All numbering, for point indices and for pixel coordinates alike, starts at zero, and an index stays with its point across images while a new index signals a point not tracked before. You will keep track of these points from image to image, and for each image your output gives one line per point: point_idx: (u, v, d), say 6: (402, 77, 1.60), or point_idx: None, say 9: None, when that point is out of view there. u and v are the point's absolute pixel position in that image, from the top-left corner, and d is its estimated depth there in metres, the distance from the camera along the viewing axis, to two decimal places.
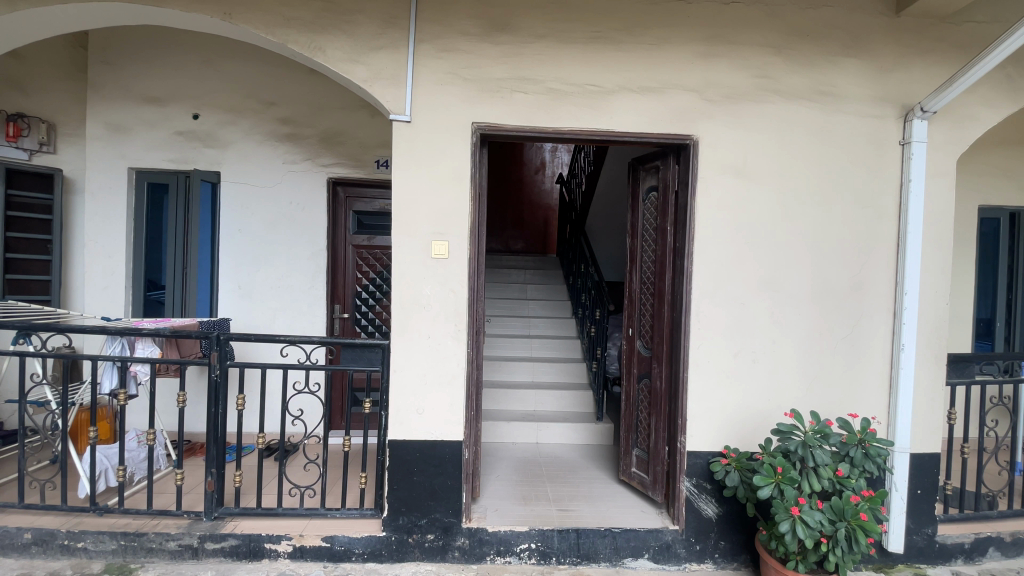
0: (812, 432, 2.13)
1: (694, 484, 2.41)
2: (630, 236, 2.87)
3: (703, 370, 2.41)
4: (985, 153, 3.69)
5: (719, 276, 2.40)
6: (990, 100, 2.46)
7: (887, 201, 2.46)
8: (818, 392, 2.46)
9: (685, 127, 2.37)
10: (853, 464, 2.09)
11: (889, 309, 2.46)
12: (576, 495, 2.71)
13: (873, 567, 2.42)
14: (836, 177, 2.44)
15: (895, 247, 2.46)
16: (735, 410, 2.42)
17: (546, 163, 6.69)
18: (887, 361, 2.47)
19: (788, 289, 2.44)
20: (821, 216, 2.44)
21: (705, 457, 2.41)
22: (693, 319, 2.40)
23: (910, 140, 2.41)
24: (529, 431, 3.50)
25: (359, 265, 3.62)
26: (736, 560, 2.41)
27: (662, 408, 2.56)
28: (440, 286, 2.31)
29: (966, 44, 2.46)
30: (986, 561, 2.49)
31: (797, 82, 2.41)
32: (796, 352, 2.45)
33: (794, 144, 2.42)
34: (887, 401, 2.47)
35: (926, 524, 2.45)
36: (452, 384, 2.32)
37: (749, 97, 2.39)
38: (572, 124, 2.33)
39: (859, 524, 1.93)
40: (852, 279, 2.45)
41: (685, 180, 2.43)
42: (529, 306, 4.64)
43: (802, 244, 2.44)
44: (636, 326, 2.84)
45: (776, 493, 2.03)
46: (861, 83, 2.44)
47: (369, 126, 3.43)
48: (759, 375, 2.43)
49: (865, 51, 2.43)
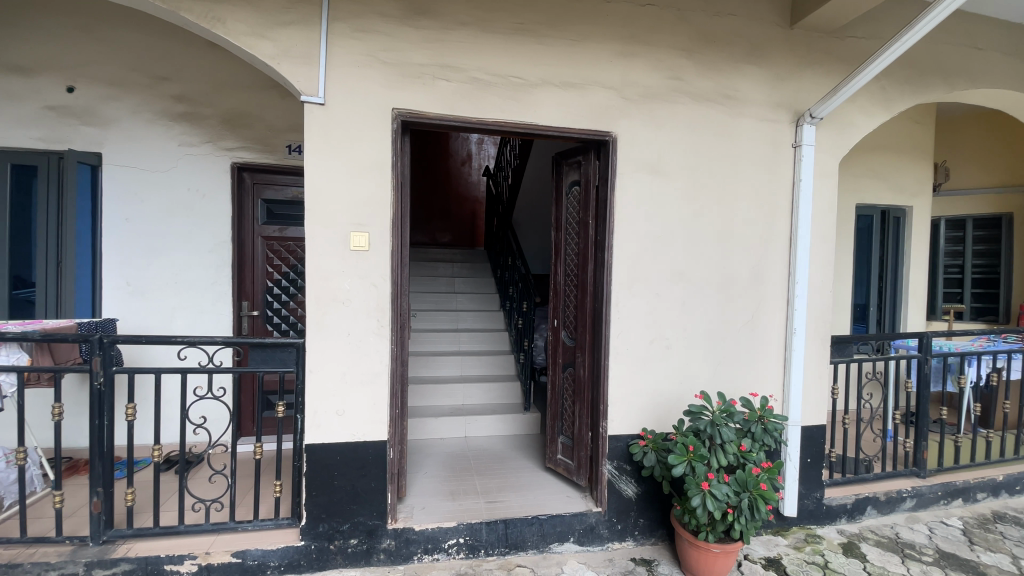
0: (719, 411, 2.30)
1: (615, 467, 2.52)
2: (554, 230, 2.91)
3: (622, 357, 2.50)
4: (860, 158, 4.19)
5: (637, 268, 2.51)
6: (865, 109, 2.77)
7: (780, 198, 2.70)
8: (724, 374, 2.66)
9: (604, 124, 2.44)
10: (754, 439, 2.29)
11: (783, 296, 2.71)
12: (504, 486, 2.72)
13: (771, 531, 2.69)
14: (739, 176, 2.64)
15: (787, 240, 2.71)
16: (651, 394, 2.55)
17: (472, 155, 6.63)
18: (782, 344, 2.73)
19: (697, 279, 2.60)
20: (726, 211, 2.63)
21: (625, 440, 2.52)
22: (613, 309, 2.49)
23: (800, 143, 2.65)
24: (457, 426, 3.46)
25: (270, 259, 3.37)
26: (653, 536, 2.57)
27: (585, 396, 2.64)
28: (360, 280, 2.20)
29: (846, 59, 2.76)
30: (865, 518, 2.84)
31: (705, 84, 2.56)
32: (704, 338, 2.63)
33: (704, 144, 2.58)
34: (782, 380, 2.73)
35: (815, 489, 2.75)
36: (374, 382, 2.23)
37: (663, 97, 2.50)
38: (495, 115, 2.31)
39: (760, 493, 2.11)
40: (752, 271, 2.67)
41: (605, 175, 2.51)
42: (455, 300, 4.60)
43: (710, 237, 2.61)
44: (561, 317, 2.90)
45: (688, 470, 2.17)
46: (760, 89, 2.64)
47: (279, 108, 3.19)
48: (673, 361, 2.58)
49: (763, 60, 2.64)
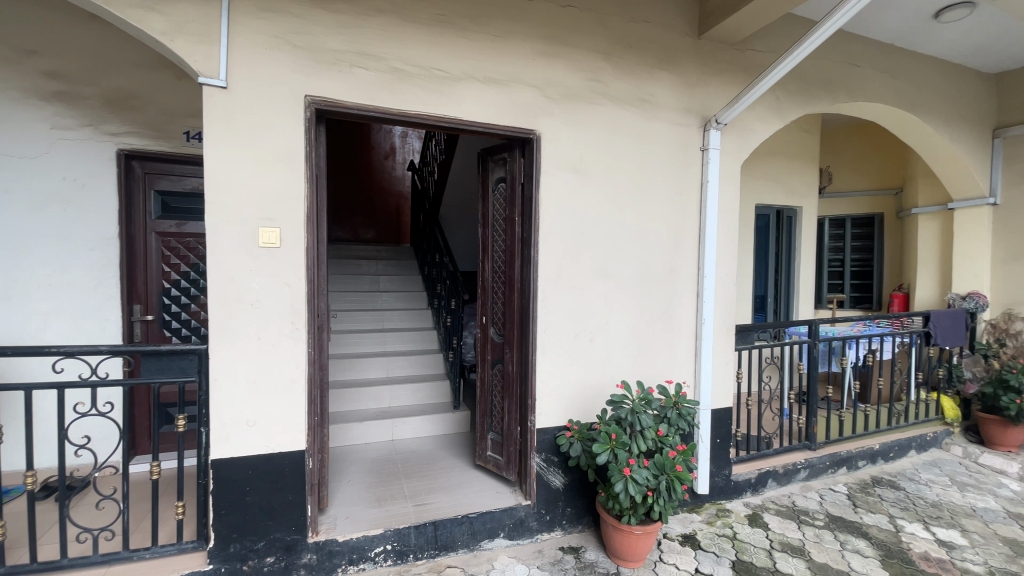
0: (638, 399, 2.41)
1: (543, 459, 2.56)
2: (481, 226, 2.89)
3: (548, 351, 2.55)
4: (759, 162, 4.59)
5: (561, 264, 2.56)
6: (762, 117, 3.03)
7: (690, 198, 2.88)
8: (643, 365, 2.80)
9: (528, 122, 2.46)
10: (670, 424, 2.42)
11: (694, 289, 2.91)
12: (432, 488, 2.68)
13: (687, 508, 2.88)
14: (654, 176, 2.78)
15: (697, 237, 2.90)
16: (577, 387, 2.62)
17: (395, 148, 6.44)
18: (694, 334, 2.92)
19: (618, 275, 2.71)
20: (643, 209, 2.76)
21: (552, 432, 2.58)
22: (539, 305, 2.52)
23: (707, 147, 2.84)
24: (383, 430, 3.34)
25: (166, 257, 3.05)
26: (580, 523, 2.66)
27: (513, 392, 2.66)
28: (271, 280, 2.05)
29: (745, 70, 3.00)
30: (766, 490, 3.13)
31: (622, 88, 2.66)
32: (625, 329, 2.75)
33: (622, 145, 2.69)
34: (694, 367, 2.93)
35: (724, 466, 2.98)
36: (290, 388, 2.09)
37: (583, 98, 2.57)
38: (417, 108, 2.24)
39: (676, 475, 2.24)
40: (667, 266, 2.83)
41: (530, 173, 2.53)
42: (380, 299, 4.44)
43: (629, 234, 2.73)
44: (489, 314, 2.89)
45: (611, 458, 2.26)
46: (673, 94, 2.80)
47: (174, 91, 2.89)
48: (596, 353, 2.67)
49: (675, 67, 2.79)
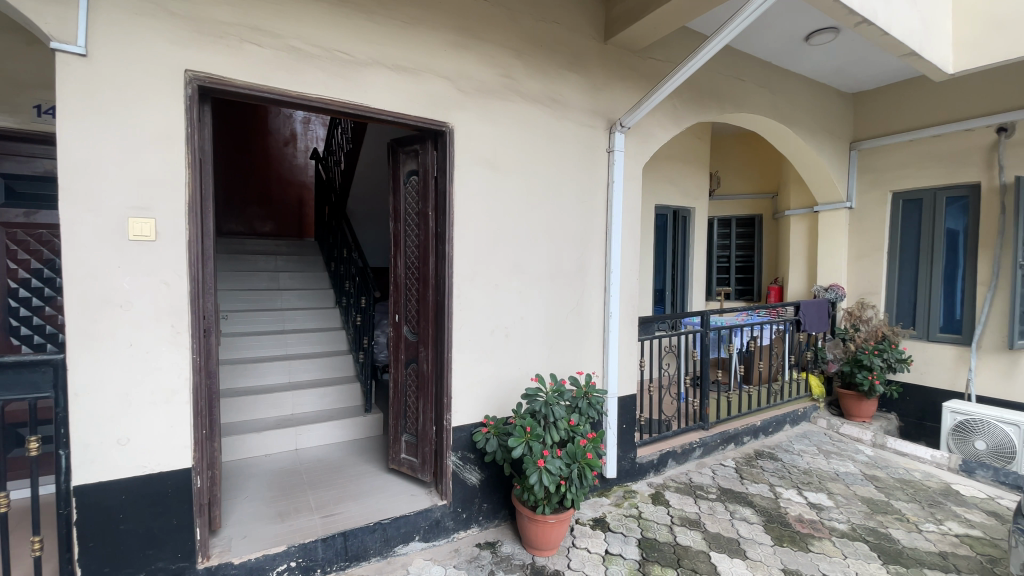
0: (551, 391, 2.46)
1: (459, 457, 2.53)
2: (393, 221, 2.76)
3: (464, 348, 2.51)
4: (659, 165, 4.92)
5: (476, 260, 2.53)
6: (661, 122, 3.24)
7: (598, 197, 3.00)
8: (556, 358, 2.87)
9: (440, 114, 2.39)
10: (581, 413, 2.50)
11: (601, 283, 3.04)
12: (341, 496, 2.53)
13: (597, 493, 3.01)
14: (565, 174, 2.86)
15: (604, 234, 3.04)
16: (493, 382, 2.62)
17: (296, 135, 6.00)
18: (602, 327, 3.06)
19: (531, 270, 2.74)
20: (554, 207, 2.82)
21: (468, 429, 2.55)
22: (454, 301, 2.47)
23: (613, 149, 2.98)
24: (286, 439, 3.10)
25: (10, 252, 2.57)
26: (496, 518, 2.67)
27: (428, 392, 2.59)
28: (145, 277, 1.80)
29: (646, 76, 3.18)
30: (667, 469, 3.37)
31: (534, 86, 2.70)
32: (539, 323, 2.79)
33: (535, 142, 2.72)
34: (602, 358, 3.07)
35: (630, 450, 3.15)
36: (171, 400, 1.86)
37: (495, 94, 2.56)
38: (320, 92, 2.09)
39: (587, 462, 2.32)
40: (577, 262, 2.93)
41: (443, 167, 2.47)
42: (280, 298, 4.10)
43: (542, 231, 2.78)
44: (402, 311, 2.78)
45: (526, 450, 2.28)
46: (581, 96, 2.89)
47: (19, 58, 2.41)
48: (511, 348, 2.69)
49: (583, 69, 2.88)
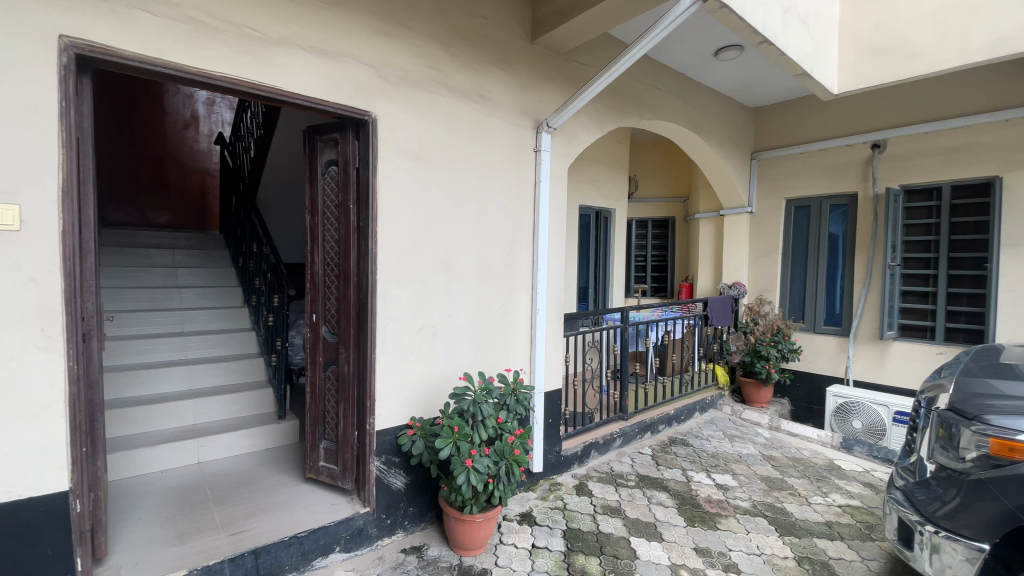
0: (479, 390, 2.44)
1: (383, 462, 2.43)
2: (309, 214, 2.59)
3: (389, 349, 2.41)
4: (583, 166, 5.06)
5: (401, 257, 2.44)
6: (585, 124, 3.32)
7: (525, 195, 3.02)
8: (483, 356, 2.85)
9: (362, 103, 2.28)
10: (509, 410, 2.50)
11: (529, 281, 3.07)
12: (252, 511, 2.34)
13: (524, 488, 3.04)
14: (492, 171, 2.84)
15: (532, 232, 3.07)
16: (420, 383, 2.55)
17: (198, 117, 5.45)
18: (529, 323, 3.09)
19: (459, 267, 2.70)
20: (482, 203, 2.79)
21: (393, 432, 2.46)
22: (378, 300, 2.37)
23: (540, 148, 3.01)
24: (186, 452, 2.80)
25: None
26: (422, 521, 2.61)
27: (349, 396, 2.46)
28: (5, 273, 1.53)
29: (571, 79, 3.25)
30: (590, 460, 3.49)
31: (461, 80, 2.65)
32: (467, 321, 2.76)
33: (462, 137, 2.68)
34: (529, 355, 3.10)
35: (555, 444, 3.22)
36: (42, 413, 1.60)
37: (421, 86, 2.48)
38: (225, 70, 1.89)
39: (514, 458, 2.33)
40: (505, 260, 2.93)
41: (365, 158, 2.35)
42: (178, 295, 3.70)
43: (470, 227, 2.74)
44: (320, 310, 2.61)
45: (453, 451, 2.24)
46: (508, 94, 2.89)
47: None
48: (438, 347, 2.63)
49: (510, 67, 2.88)
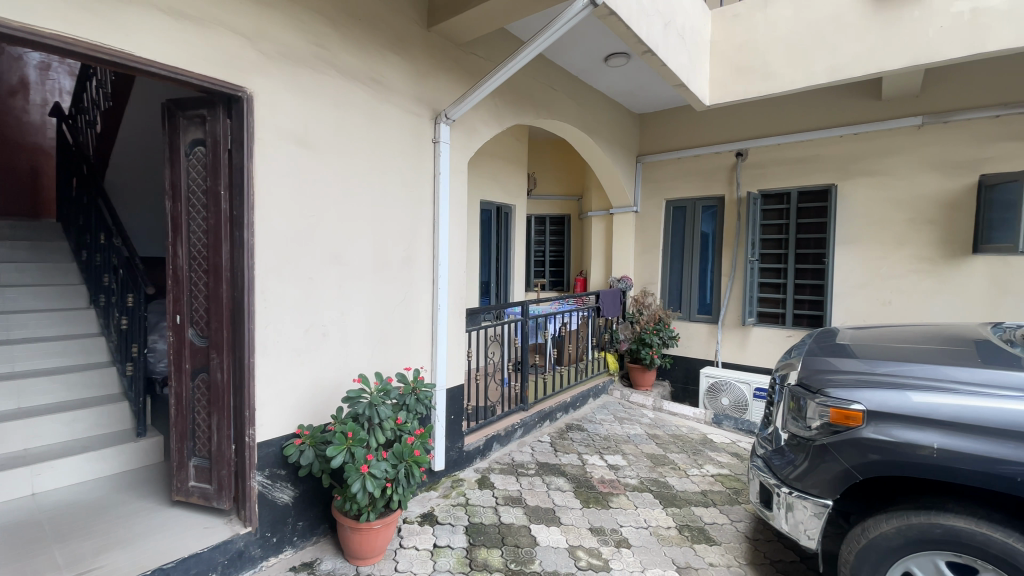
0: (376, 392, 2.32)
1: (266, 476, 2.22)
2: (170, 200, 2.24)
3: (271, 352, 2.19)
4: (483, 160, 5.05)
5: (284, 251, 2.23)
6: (484, 117, 3.30)
7: (424, 188, 2.93)
8: (381, 354, 2.73)
9: (235, 77, 2.02)
10: (409, 410, 2.42)
11: (429, 277, 2.99)
12: (104, 545, 1.99)
13: (425, 488, 2.97)
14: (388, 161, 2.70)
15: (432, 225, 2.99)
16: (307, 388, 2.36)
17: (28, 84, 4.53)
18: (430, 319, 3.02)
19: (351, 262, 2.53)
20: (377, 195, 2.65)
21: (278, 443, 2.25)
22: (257, 298, 2.14)
23: (438, 140, 2.94)
24: (18, 480, 2.30)
25: None
26: (313, 534, 2.43)
27: (222, 406, 2.19)
28: None
29: (469, 71, 3.21)
30: (492, 453, 3.51)
31: (351, 62, 2.47)
32: (362, 319, 2.61)
33: (353, 123, 2.51)
34: (431, 352, 3.03)
35: (458, 440, 3.19)
36: None
37: (306, 63, 2.27)
38: (54, 22, 1.55)
39: (414, 460, 2.25)
40: (403, 254, 2.82)
41: (239, 139, 2.10)
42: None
43: (364, 219, 2.59)
44: (185, 311, 2.29)
45: (347, 458, 2.11)
46: (404, 81, 2.76)
47: None
48: (329, 348, 2.45)
49: (405, 52, 2.76)
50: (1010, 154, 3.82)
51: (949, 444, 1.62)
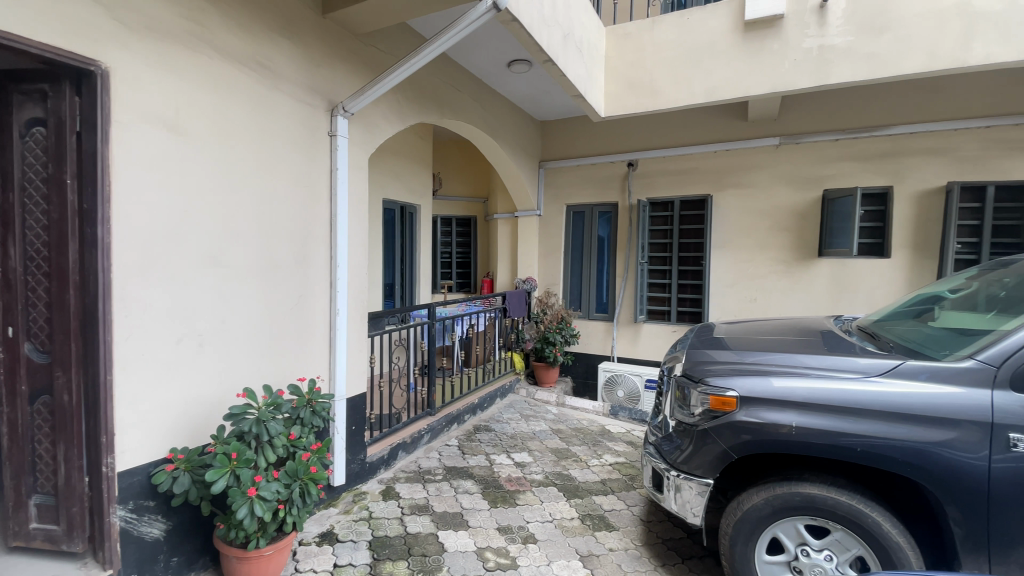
0: (265, 407, 2.12)
1: (131, 509, 1.93)
2: None
3: (133, 367, 1.91)
4: (385, 158, 4.88)
5: (150, 251, 1.96)
6: (385, 114, 3.19)
7: (319, 185, 2.75)
8: (270, 365, 2.51)
9: (86, 48, 1.73)
10: (303, 424, 2.25)
11: (326, 280, 2.82)
12: None
13: (323, 506, 2.78)
14: (277, 155, 2.50)
15: (328, 226, 2.82)
16: (182, 406, 2.09)
17: None
18: (327, 326, 2.84)
19: (234, 264, 2.30)
20: (264, 191, 2.44)
21: (145, 471, 1.96)
22: (115, 305, 1.85)
23: (335, 133, 2.78)
24: None
25: None
26: (192, 569, 2.17)
27: (70, 432, 1.86)
28: None
29: (369, 64, 3.08)
30: (397, 462, 3.39)
31: (233, 43, 2.25)
32: (248, 327, 2.38)
33: (235, 110, 2.28)
34: (328, 360, 2.86)
35: (359, 451, 3.03)
36: None
37: (177, 40, 2.02)
38: None
39: (310, 477, 2.10)
40: (295, 256, 2.61)
41: (92, 121, 1.79)
42: None
43: (249, 217, 2.36)
44: (16, 321, 1.90)
45: (232, 482, 1.90)
46: (296, 69, 2.57)
47: None
48: (208, 361, 2.20)
49: (297, 38, 2.57)
50: (844, 173, 4.54)
51: (804, 422, 1.86)
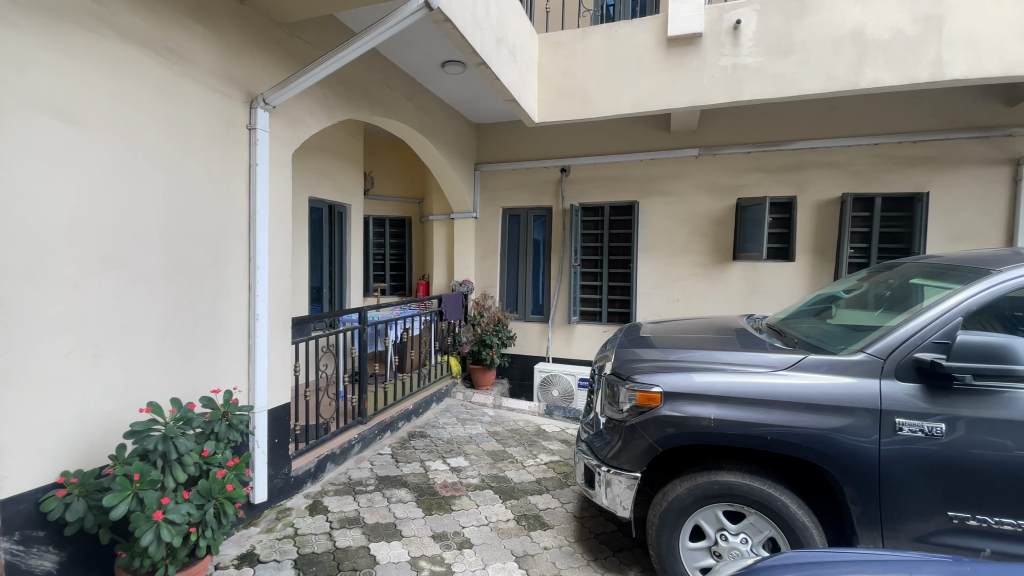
0: (173, 422, 1.94)
1: (16, 541, 1.71)
2: None
3: (13, 383, 1.69)
4: (312, 155, 4.65)
5: (34, 251, 1.73)
6: (311, 108, 3.04)
7: (236, 181, 2.57)
8: (180, 376, 2.30)
9: None
10: (218, 440, 2.09)
11: (244, 284, 2.64)
12: None
13: (242, 526, 2.59)
14: (189, 147, 2.31)
15: (247, 226, 2.65)
16: (74, 424, 1.87)
17: None
18: (245, 332, 2.66)
19: (137, 266, 2.09)
20: (173, 186, 2.24)
21: (31, 498, 1.73)
22: None
23: (255, 127, 2.61)
24: None
25: None
26: None
27: None
28: None
29: (293, 56, 2.92)
30: (325, 474, 3.24)
31: (137, 23, 2.05)
32: (152, 336, 2.17)
33: (140, 97, 2.08)
34: (247, 369, 2.67)
35: (283, 465, 2.86)
36: None
37: (69, 16, 1.81)
38: None
39: (226, 496, 1.95)
40: (209, 257, 2.42)
41: None
42: None
43: (155, 214, 2.16)
44: None
45: (134, 506, 1.72)
46: (210, 56, 2.39)
47: None
48: (105, 374, 1.98)
49: (212, 24, 2.39)
50: (756, 183, 4.92)
51: (722, 414, 1.98)
